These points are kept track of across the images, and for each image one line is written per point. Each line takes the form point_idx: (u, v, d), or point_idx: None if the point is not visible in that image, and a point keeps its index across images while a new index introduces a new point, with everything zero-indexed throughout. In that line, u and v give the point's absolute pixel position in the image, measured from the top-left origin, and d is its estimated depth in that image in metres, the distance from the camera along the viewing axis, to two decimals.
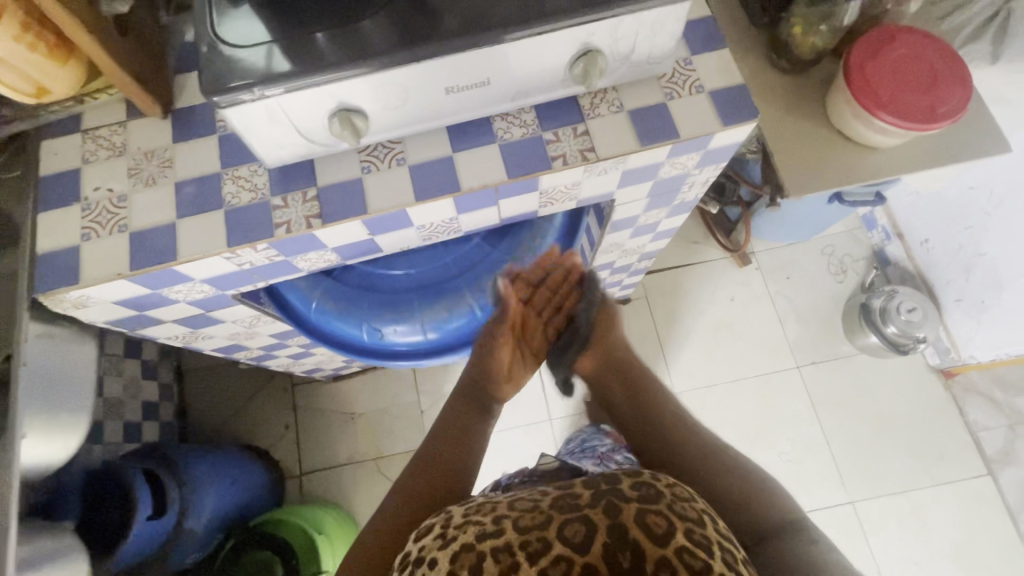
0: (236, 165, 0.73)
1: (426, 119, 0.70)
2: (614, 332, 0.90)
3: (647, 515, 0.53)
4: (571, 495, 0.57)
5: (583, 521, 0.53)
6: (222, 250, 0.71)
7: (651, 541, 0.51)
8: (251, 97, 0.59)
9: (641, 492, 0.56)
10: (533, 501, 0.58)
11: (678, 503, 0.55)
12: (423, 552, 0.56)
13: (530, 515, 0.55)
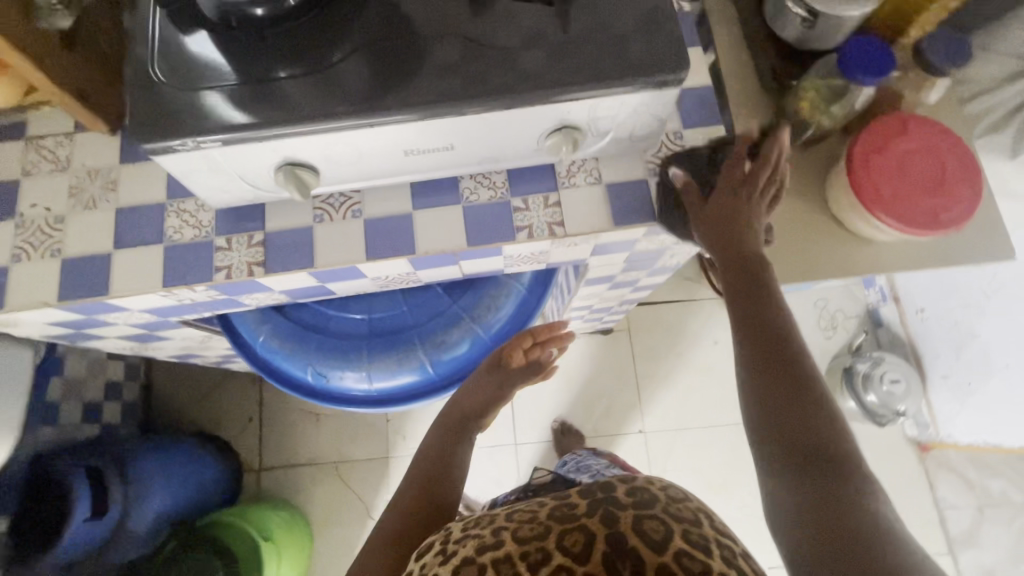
0: (183, 197, 0.69)
1: (385, 175, 0.65)
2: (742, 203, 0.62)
3: (645, 521, 0.53)
4: (566, 505, 0.57)
5: (583, 531, 0.52)
6: (157, 289, 0.67)
7: (650, 547, 0.51)
8: (186, 147, 0.54)
9: (635, 497, 0.56)
10: (532, 511, 0.57)
11: (674, 506, 0.55)
12: (423, 568, 0.56)
13: (529, 526, 0.54)
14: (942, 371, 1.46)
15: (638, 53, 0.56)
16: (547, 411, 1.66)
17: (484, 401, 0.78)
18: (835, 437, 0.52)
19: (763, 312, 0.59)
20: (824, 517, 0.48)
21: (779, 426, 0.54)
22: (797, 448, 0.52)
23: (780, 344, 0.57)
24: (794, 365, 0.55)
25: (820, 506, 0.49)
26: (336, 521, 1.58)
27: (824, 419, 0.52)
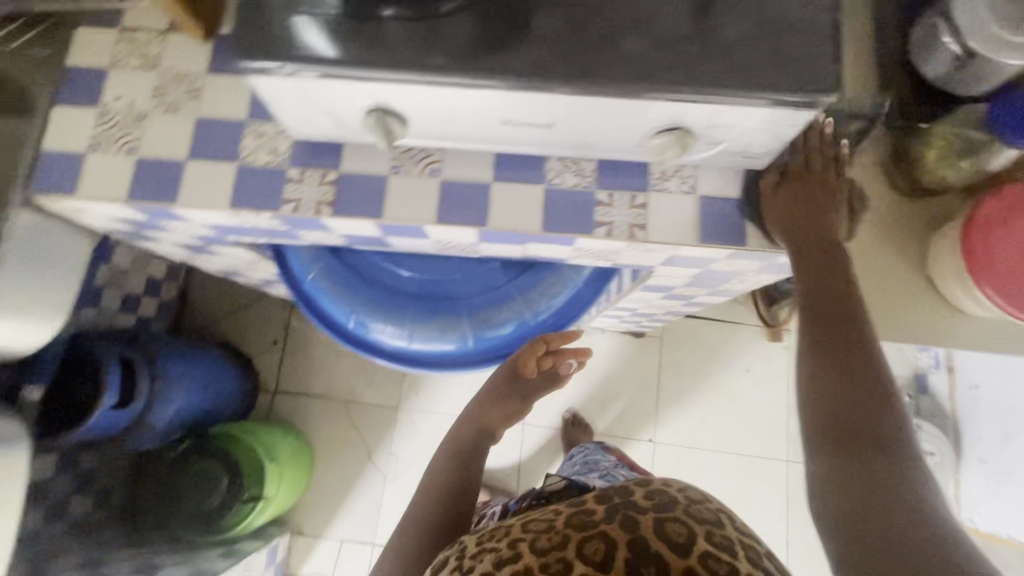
0: (263, 120, 0.67)
1: (474, 140, 0.61)
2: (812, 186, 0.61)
3: (667, 526, 0.53)
4: (584, 512, 0.56)
5: (603, 539, 0.51)
6: (222, 209, 0.65)
7: (675, 551, 0.50)
8: (282, 72, 0.51)
9: (655, 501, 0.56)
10: (549, 520, 0.56)
11: (693, 508, 0.55)
12: None
13: (546, 538, 0.53)
14: (980, 455, 1.39)
15: (782, 65, 0.51)
16: (561, 399, 1.65)
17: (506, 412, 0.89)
18: (892, 431, 0.50)
19: (835, 295, 0.58)
20: (865, 506, 0.47)
21: (836, 413, 0.52)
22: (847, 434, 0.51)
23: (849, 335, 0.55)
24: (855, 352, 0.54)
25: (864, 493, 0.48)
26: (337, 458, 1.62)
27: (884, 410, 0.51)
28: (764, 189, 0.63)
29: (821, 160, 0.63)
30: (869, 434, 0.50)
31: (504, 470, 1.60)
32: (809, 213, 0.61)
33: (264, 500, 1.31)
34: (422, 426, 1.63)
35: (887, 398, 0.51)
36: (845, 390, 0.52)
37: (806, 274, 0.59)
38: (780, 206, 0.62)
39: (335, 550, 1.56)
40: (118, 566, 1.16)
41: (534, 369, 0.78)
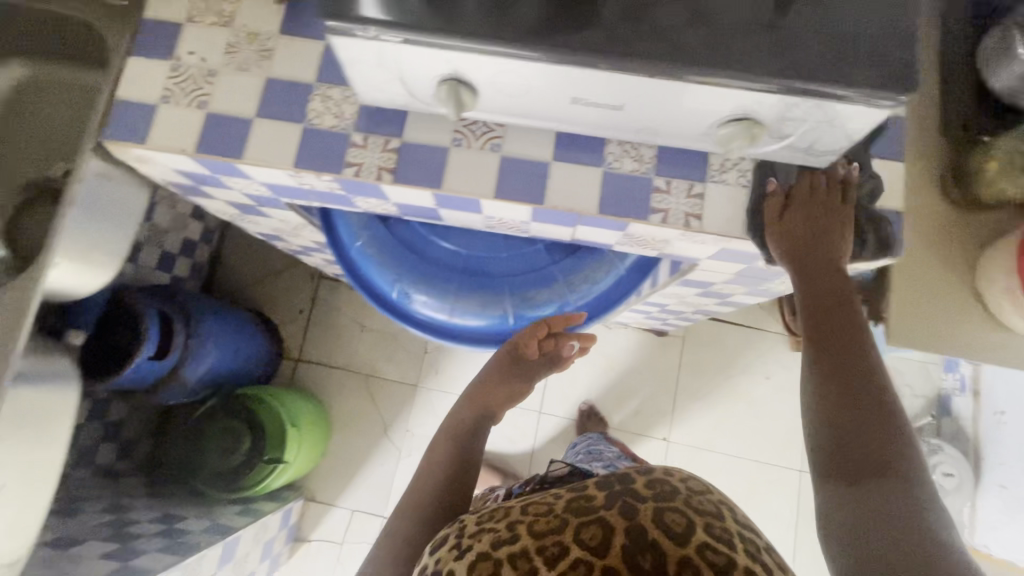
0: (331, 84, 0.68)
1: (539, 117, 0.62)
2: (816, 209, 0.63)
3: (666, 514, 0.51)
4: (583, 497, 0.54)
5: (601, 525, 0.50)
6: (286, 168, 0.67)
7: (672, 540, 0.49)
8: (365, 35, 0.52)
9: (655, 489, 0.54)
10: (548, 503, 0.55)
11: (694, 499, 0.53)
12: (439, 564, 0.55)
13: (545, 520, 0.52)
14: (1001, 480, 1.38)
15: (861, 61, 0.51)
16: (579, 391, 1.65)
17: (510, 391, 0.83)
18: (896, 458, 0.53)
19: (843, 329, 0.61)
20: (871, 530, 0.50)
21: (842, 443, 0.55)
22: (853, 463, 0.54)
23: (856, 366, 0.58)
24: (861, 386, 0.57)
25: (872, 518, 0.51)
26: (354, 430, 1.65)
27: (887, 440, 0.54)
28: (769, 213, 0.64)
29: (826, 185, 0.64)
30: (873, 463, 0.53)
31: (517, 456, 1.62)
32: (815, 241, 0.63)
33: (284, 464, 1.33)
34: (439, 406, 1.65)
35: (892, 427, 0.55)
36: (851, 421, 0.55)
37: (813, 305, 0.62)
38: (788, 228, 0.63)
39: (345, 520, 1.58)
40: (143, 513, 1.19)
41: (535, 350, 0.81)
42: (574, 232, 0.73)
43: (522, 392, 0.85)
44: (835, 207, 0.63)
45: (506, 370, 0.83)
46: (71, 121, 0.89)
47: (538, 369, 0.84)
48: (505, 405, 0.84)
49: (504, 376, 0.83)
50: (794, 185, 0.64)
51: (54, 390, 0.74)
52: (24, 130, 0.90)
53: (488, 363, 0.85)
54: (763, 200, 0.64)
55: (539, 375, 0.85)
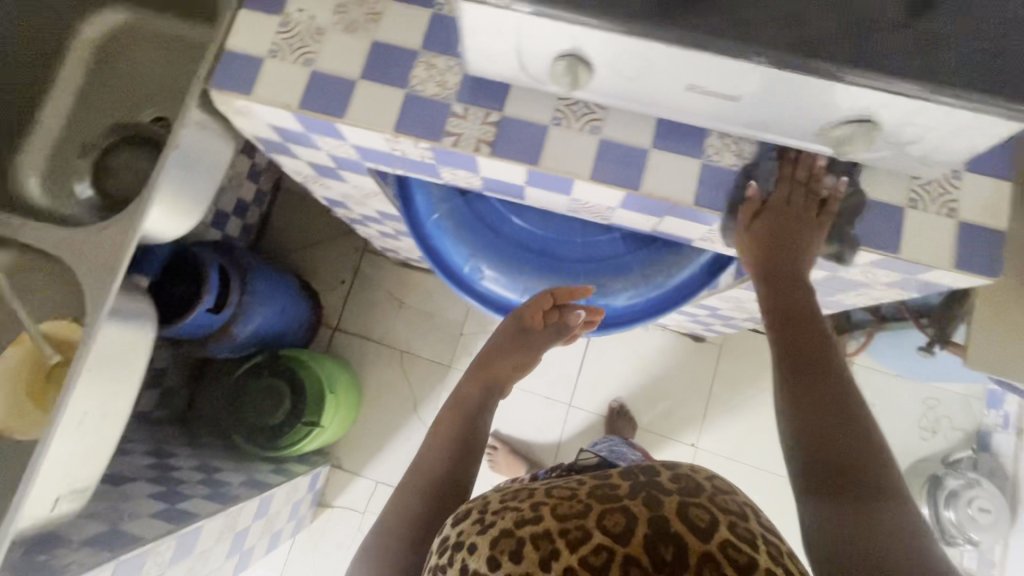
0: (436, 52, 0.69)
1: (647, 102, 0.62)
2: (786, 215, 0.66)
3: (689, 509, 0.49)
4: (608, 485, 0.52)
5: (625, 512, 0.48)
6: (385, 131, 0.68)
7: (695, 533, 0.47)
8: (496, 2, 0.52)
9: (680, 486, 0.52)
10: (571, 488, 0.52)
11: (720, 497, 0.51)
12: (462, 536, 0.52)
13: (568, 504, 0.50)
14: None
15: (999, 72, 0.49)
16: (610, 390, 1.65)
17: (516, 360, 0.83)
18: (869, 465, 0.55)
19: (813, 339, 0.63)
20: (852, 536, 0.51)
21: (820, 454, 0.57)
22: (831, 473, 0.56)
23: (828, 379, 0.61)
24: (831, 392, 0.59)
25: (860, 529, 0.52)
26: (384, 404, 1.66)
27: (861, 448, 0.56)
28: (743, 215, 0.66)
29: (802, 201, 0.66)
30: (851, 473, 0.55)
31: (543, 446, 1.63)
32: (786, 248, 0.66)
33: (317, 427, 1.34)
34: None
35: (864, 434, 0.57)
36: (822, 430, 0.58)
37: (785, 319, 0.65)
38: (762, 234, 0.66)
39: (369, 490, 1.60)
40: (184, 460, 1.21)
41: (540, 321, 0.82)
42: (658, 224, 0.74)
43: (525, 363, 0.85)
44: (803, 212, 0.66)
45: (507, 339, 0.84)
46: (179, 79, 0.91)
47: (544, 340, 0.84)
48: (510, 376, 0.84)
49: (507, 348, 0.83)
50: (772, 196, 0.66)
51: (135, 330, 0.75)
52: (127, 78, 0.92)
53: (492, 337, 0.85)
54: (739, 204, 0.66)
55: (546, 345, 0.84)
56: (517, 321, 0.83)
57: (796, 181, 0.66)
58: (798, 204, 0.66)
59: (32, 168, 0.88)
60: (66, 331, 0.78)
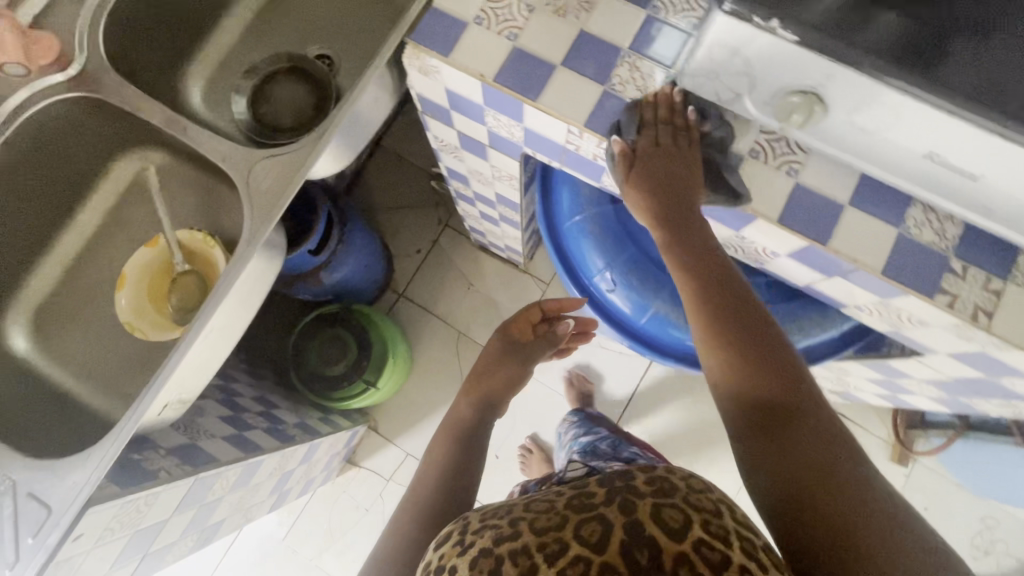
0: (643, 56, 0.66)
1: (865, 158, 0.59)
2: (668, 160, 0.65)
3: (662, 510, 0.45)
4: (585, 495, 0.49)
5: (600, 521, 0.45)
6: (575, 123, 0.66)
7: (669, 536, 0.43)
8: (760, 24, 0.50)
9: (656, 485, 0.48)
10: (550, 501, 0.50)
11: (695, 493, 0.47)
12: (442, 561, 0.49)
13: (546, 517, 0.47)
14: None
15: None
16: (657, 425, 1.61)
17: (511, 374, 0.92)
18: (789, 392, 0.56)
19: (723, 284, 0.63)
20: (792, 465, 0.52)
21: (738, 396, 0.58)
22: (763, 415, 0.56)
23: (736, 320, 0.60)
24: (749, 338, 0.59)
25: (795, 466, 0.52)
26: (431, 379, 1.66)
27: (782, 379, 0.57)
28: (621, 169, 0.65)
29: (671, 138, 0.65)
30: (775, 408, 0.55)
31: None
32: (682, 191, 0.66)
33: (373, 388, 1.35)
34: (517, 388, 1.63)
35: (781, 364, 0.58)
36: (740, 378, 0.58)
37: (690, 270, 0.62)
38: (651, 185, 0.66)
39: (398, 460, 1.60)
40: (246, 389, 1.22)
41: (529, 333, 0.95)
42: (819, 282, 0.71)
43: (517, 380, 0.93)
44: (676, 146, 0.65)
45: (499, 358, 0.93)
46: (363, 34, 0.91)
47: (538, 350, 0.96)
48: (503, 391, 0.92)
49: (501, 364, 0.92)
50: (640, 142, 0.64)
51: (271, 263, 0.74)
52: (312, 13, 0.92)
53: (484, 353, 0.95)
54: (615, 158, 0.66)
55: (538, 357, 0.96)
56: (506, 338, 0.95)
57: (657, 117, 0.65)
58: (669, 143, 0.65)
59: (198, 78, 0.89)
60: (201, 244, 0.79)
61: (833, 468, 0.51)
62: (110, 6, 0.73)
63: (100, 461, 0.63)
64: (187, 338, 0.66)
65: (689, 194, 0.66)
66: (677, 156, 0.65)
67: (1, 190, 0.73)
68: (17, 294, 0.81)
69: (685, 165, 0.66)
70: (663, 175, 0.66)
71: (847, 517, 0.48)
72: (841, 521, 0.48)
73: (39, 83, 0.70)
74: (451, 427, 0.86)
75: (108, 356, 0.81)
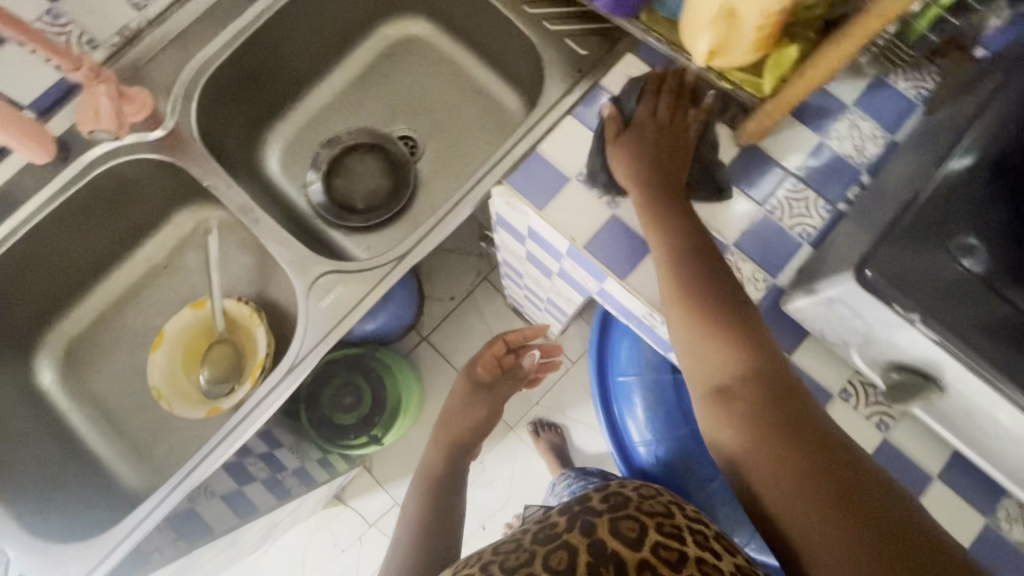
0: (749, 258, 0.62)
1: (967, 439, 0.54)
2: (656, 129, 0.63)
3: (619, 523, 0.45)
4: (547, 527, 0.47)
5: (566, 548, 0.43)
6: (659, 313, 0.62)
7: (628, 545, 0.42)
8: (898, 312, 0.46)
9: (611, 501, 0.48)
10: (514, 539, 0.47)
11: (647, 499, 0.48)
12: None
13: (514, 555, 0.44)
14: None
15: None
16: None
17: (479, 415, 0.93)
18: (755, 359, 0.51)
19: (698, 245, 0.57)
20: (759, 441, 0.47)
21: (705, 364, 0.53)
22: (729, 386, 0.51)
23: (711, 284, 0.55)
24: (715, 301, 0.54)
25: (770, 433, 0.46)
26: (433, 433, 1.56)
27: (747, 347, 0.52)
28: (607, 133, 0.63)
29: (670, 112, 0.63)
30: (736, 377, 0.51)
31: None
32: (662, 157, 0.62)
33: (382, 442, 1.32)
34: (520, 461, 1.56)
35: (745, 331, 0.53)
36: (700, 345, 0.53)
37: (663, 230, 0.58)
38: (630, 150, 0.62)
39: (384, 507, 1.52)
40: None
41: (495, 364, 0.96)
42: None
43: (488, 419, 0.94)
44: (674, 120, 0.63)
45: (467, 401, 0.94)
46: (456, 125, 0.89)
47: (506, 383, 0.97)
48: (476, 431, 0.93)
49: (468, 405, 0.94)
50: (636, 111, 0.64)
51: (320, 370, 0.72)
52: (409, 94, 0.90)
53: (449, 398, 0.96)
54: (603, 125, 0.64)
55: (510, 388, 0.97)
56: (472, 378, 0.95)
57: (660, 92, 0.64)
58: (665, 117, 0.63)
59: (281, 136, 0.87)
60: (245, 318, 0.77)
61: (812, 433, 0.46)
62: (213, 69, 0.71)
63: (129, 533, 0.63)
64: (230, 423, 0.65)
65: (668, 158, 0.62)
66: (670, 127, 0.63)
67: (65, 228, 0.71)
68: (57, 323, 0.80)
69: (674, 136, 0.63)
70: (645, 140, 0.62)
71: (832, 490, 0.42)
72: (819, 495, 0.42)
73: (128, 139, 0.69)
74: (430, 478, 0.87)
75: (134, 405, 0.80)
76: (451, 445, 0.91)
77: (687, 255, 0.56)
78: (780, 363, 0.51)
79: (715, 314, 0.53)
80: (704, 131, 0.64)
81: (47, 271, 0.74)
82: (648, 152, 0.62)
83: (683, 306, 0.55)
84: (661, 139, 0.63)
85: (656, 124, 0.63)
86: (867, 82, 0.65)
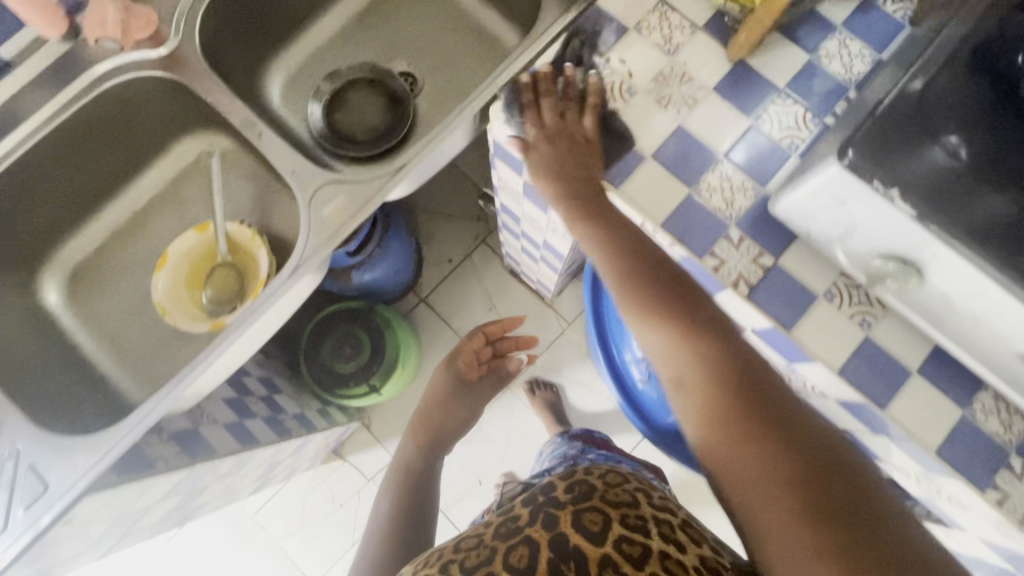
0: (739, 168, 0.64)
1: (944, 331, 0.56)
2: (550, 135, 0.66)
3: (582, 516, 0.52)
4: (511, 522, 0.55)
5: (527, 544, 0.50)
6: (652, 221, 0.64)
7: (590, 541, 0.49)
8: (876, 189, 0.49)
9: (573, 494, 0.55)
10: (479, 535, 0.55)
11: (609, 493, 0.55)
12: None
13: (475, 555, 0.52)
14: None
15: None
16: None
17: (461, 406, 1.00)
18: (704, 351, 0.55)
19: (643, 247, 0.61)
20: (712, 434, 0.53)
21: (662, 356, 0.58)
22: (683, 379, 0.56)
23: (657, 279, 0.59)
24: (664, 299, 0.58)
25: (720, 427, 0.53)
26: None
27: (697, 339, 0.56)
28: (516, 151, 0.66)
29: (554, 114, 0.66)
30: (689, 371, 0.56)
31: None
32: (575, 166, 0.64)
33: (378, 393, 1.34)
34: (516, 419, 1.58)
35: (691, 322, 0.57)
36: (656, 337, 0.58)
37: (613, 238, 0.61)
38: (541, 163, 0.65)
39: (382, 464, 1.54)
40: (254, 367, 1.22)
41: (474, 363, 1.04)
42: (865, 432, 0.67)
43: (470, 416, 1.01)
44: (560, 118, 0.66)
45: (448, 393, 1.00)
46: (455, 63, 0.90)
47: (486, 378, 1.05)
48: (457, 426, 0.98)
49: (449, 394, 0.99)
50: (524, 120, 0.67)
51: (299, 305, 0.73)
52: (407, 31, 0.91)
53: (432, 388, 1.01)
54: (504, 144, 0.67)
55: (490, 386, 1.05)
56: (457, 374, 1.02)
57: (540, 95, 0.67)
58: (552, 121, 0.66)
59: (282, 72, 0.89)
60: (246, 239, 0.78)
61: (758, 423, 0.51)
62: None
63: (129, 432, 0.64)
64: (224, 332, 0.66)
65: (582, 165, 0.64)
66: (563, 131, 0.66)
67: (70, 151, 0.73)
68: (62, 249, 0.81)
69: (569, 139, 0.65)
70: (548, 151, 0.65)
71: (774, 482, 0.49)
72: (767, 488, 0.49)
73: (133, 57, 0.70)
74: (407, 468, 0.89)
75: (137, 331, 0.82)
76: (427, 431, 0.94)
77: (637, 257, 0.60)
78: (732, 348, 0.56)
79: (664, 310, 0.58)
80: (651, 32, 0.67)
81: (52, 194, 0.75)
82: (560, 160, 0.64)
83: (634, 301, 0.59)
84: (558, 142, 0.65)
85: (549, 131, 0.66)
86: (855, 3, 0.67)
